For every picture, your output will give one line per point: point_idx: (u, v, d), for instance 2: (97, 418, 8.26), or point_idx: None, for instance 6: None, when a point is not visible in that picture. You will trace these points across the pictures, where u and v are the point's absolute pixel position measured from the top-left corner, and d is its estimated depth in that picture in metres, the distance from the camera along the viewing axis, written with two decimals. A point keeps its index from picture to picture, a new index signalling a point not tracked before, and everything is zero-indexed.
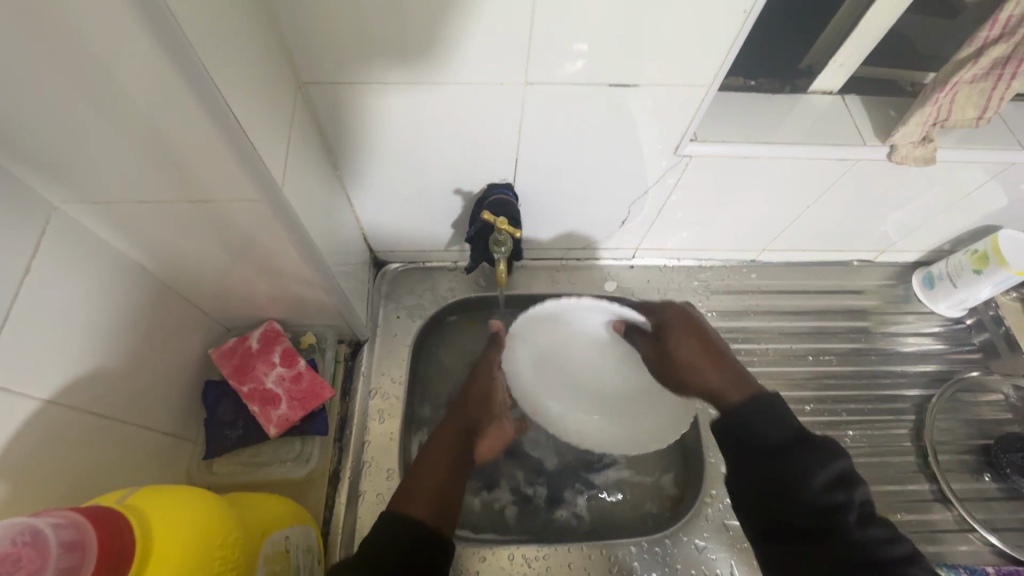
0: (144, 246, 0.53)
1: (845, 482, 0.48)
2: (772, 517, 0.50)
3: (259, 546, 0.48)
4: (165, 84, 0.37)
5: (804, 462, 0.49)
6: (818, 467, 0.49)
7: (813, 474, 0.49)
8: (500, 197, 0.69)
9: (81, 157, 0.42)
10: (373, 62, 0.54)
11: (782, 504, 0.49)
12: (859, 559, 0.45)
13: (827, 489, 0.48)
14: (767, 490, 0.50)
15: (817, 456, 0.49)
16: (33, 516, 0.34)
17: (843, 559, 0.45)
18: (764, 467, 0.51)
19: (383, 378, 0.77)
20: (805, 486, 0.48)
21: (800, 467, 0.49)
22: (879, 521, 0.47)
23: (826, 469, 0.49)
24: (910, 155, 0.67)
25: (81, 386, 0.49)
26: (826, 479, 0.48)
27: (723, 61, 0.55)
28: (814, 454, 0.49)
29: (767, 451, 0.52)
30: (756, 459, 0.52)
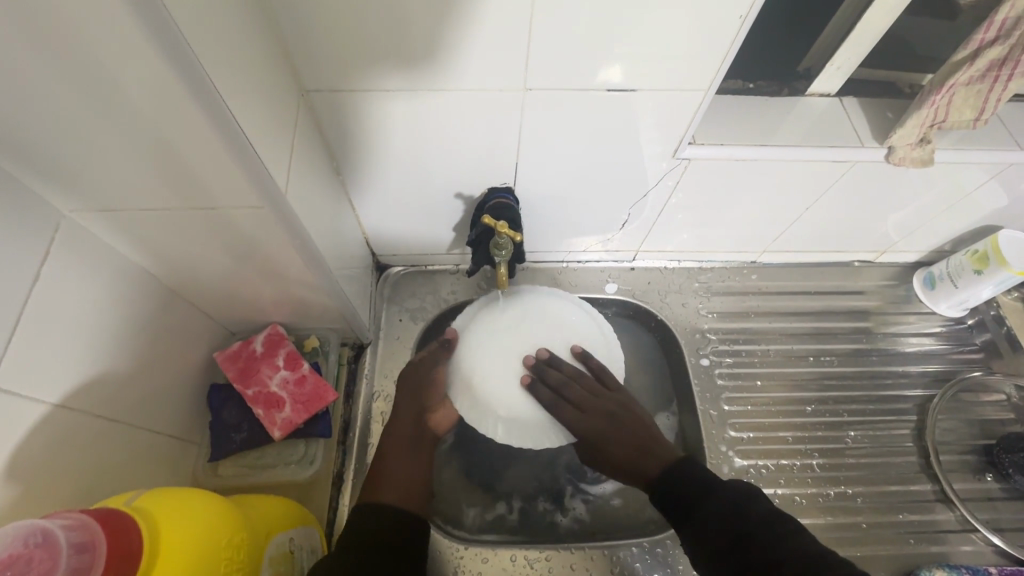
0: (149, 252, 0.54)
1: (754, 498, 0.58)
2: (718, 555, 0.55)
3: (265, 547, 0.49)
4: (170, 95, 0.38)
5: (721, 488, 0.59)
6: (737, 495, 0.58)
7: (742, 508, 0.56)
8: (501, 201, 0.69)
9: (88, 165, 0.43)
10: (373, 69, 0.54)
11: (720, 537, 0.55)
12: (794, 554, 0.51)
13: (754, 516, 0.55)
14: (707, 532, 0.56)
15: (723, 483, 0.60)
16: (44, 518, 0.35)
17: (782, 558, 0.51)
18: (701, 509, 0.58)
19: (386, 381, 0.78)
20: (734, 514, 0.56)
21: (728, 501, 0.57)
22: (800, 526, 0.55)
23: (750, 503, 0.57)
24: (908, 156, 0.67)
25: (88, 389, 0.49)
26: (750, 505, 0.56)
27: (718, 67, 0.56)
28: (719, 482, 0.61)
29: (701, 494, 0.60)
30: (696, 504, 0.59)
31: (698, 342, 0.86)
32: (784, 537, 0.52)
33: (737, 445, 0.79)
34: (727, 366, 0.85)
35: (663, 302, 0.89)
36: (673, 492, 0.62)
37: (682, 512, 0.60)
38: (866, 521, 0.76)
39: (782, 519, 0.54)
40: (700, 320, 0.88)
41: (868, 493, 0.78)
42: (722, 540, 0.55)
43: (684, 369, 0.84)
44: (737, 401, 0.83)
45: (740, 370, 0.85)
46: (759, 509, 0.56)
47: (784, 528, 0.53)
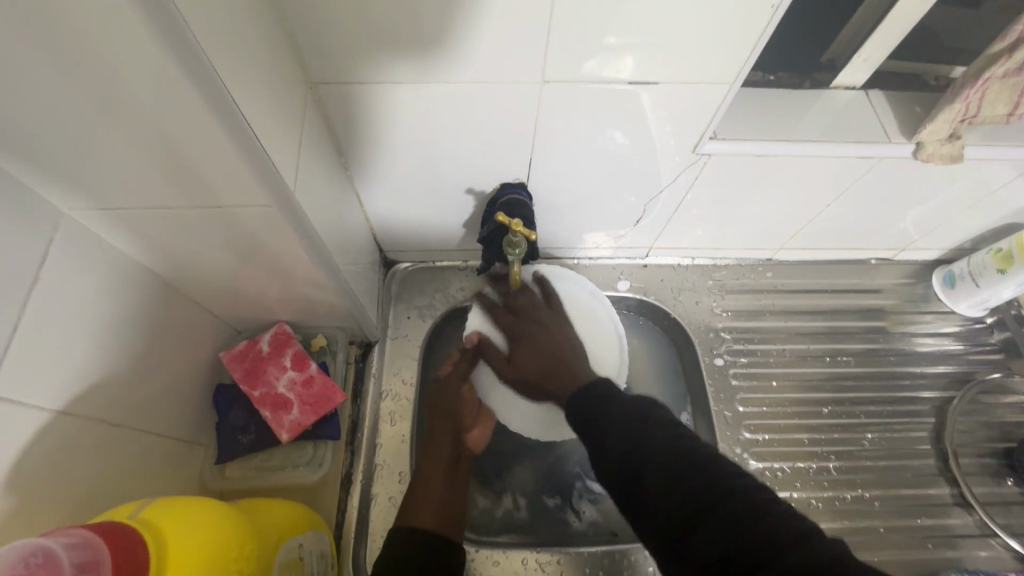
0: (153, 251, 0.52)
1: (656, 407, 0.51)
2: (611, 465, 0.48)
3: (274, 555, 0.48)
4: (176, 92, 0.36)
5: (624, 398, 0.52)
6: (637, 402, 0.51)
7: (648, 417, 0.49)
8: (514, 197, 0.67)
9: (90, 163, 0.41)
10: (381, 59, 0.52)
11: (615, 442, 0.48)
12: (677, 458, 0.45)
13: (653, 424, 0.48)
14: (601, 438, 0.50)
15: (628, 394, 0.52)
16: (45, 536, 0.33)
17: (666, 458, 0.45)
18: (599, 419, 0.51)
19: (394, 380, 0.76)
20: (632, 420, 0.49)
21: (631, 408, 0.50)
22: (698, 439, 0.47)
23: (650, 409, 0.50)
24: (937, 152, 0.65)
25: (93, 394, 0.48)
26: (650, 417, 0.49)
27: (744, 60, 0.54)
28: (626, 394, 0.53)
29: (609, 402, 0.53)
30: (590, 414, 0.53)
31: (712, 341, 0.85)
32: (681, 445, 0.46)
33: (752, 447, 0.78)
34: (741, 366, 0.83)
35: (677, 300, 0.87)
36: (574, 409, 0.55)
37: (579, 422, 0.53)
38: (883, 525, 0.75)
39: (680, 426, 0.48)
40: (714, 318, 0.86)
41: (885, 496, 0.76)
42: (617, 448, 0.48)
43: (698, 369, 0.83)
44: (751, 402, 0.81)
45: (754, 370, 0.83)
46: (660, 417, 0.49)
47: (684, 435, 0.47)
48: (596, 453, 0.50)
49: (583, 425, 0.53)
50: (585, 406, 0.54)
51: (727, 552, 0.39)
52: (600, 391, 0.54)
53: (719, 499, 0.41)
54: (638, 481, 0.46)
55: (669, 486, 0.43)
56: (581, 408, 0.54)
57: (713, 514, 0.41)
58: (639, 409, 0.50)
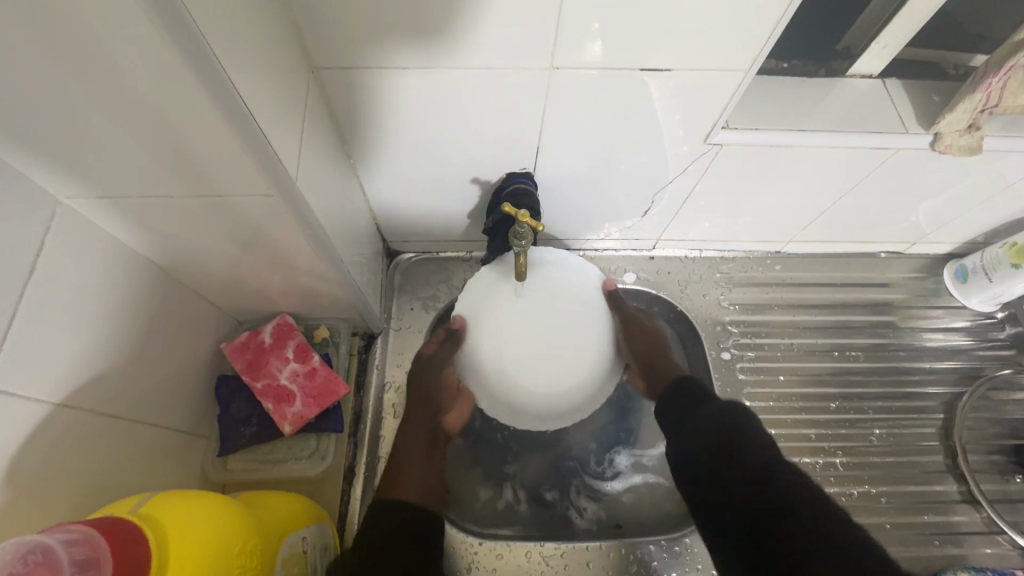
0: (152, 241, 0.51)
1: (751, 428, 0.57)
2: (698, 459, 0.57)
3: (278, 549, 0.47)
4: (175, 79, 0.35)
5: (718, 405, 0.61)
6: (729, 408, 0.60)
7: (736, 430, 0.56)
8: (521, 187, 0.66)
9: (86, 151, 0.40)
10: (387, 46, 0.51)
11: (707, 438, 0.57)
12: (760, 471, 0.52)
13: (748, 440, 0.55)
14: (695, 434, 0.59)
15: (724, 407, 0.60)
16: (43, 533, 0.32)
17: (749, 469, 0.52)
18: (693, 420, 0.61)
19: (397, 371, 0.76)
20: (720, 425, 0.58)
21: (719, 414, 0.59)
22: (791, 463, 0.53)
23: (740, 418, 0.58)
24: (955, 144, 0.63)
25: (92, 386, 0.47)
26: (740, 430, 0.57)
27: (763, 47, 0.52)
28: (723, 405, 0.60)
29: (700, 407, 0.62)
30: (689, 413, 0.62)
31: (719, 335, 0.84)
32: (765, 453, 0.54)
33: None
34: (748, 360, 0.83)
35: (683, 293, 0.86)
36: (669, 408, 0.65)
37: (675, 420, 0.63)
38: (890, 521, 0.74)
39: (764, 437, 0.56)
40: (721, 311, 0.85)
41: (892, 493, 0.76)
42: (704, 448, 0.57)
43: (704, 362, 0.82)
44: (758, 396, 0.80)
45: (761, 365, 0.82)
46: (747, 428, 0.57)
47: (768, 446, 0.55)
48: (685, 447, 0.59)
49: (676, 424, 0.63)
50: (680, 407, 0.64)
51: (794, 549, 0.45)
52: (699, 394, 0.64)
53: (788, 504, 0.48)
54: (719, 478, 0.54)
55: (751, 488, 0.51)
56: (681, 406, 0.64)
57: (782, 515, 0.48)
58: (731, 416, 0.58)
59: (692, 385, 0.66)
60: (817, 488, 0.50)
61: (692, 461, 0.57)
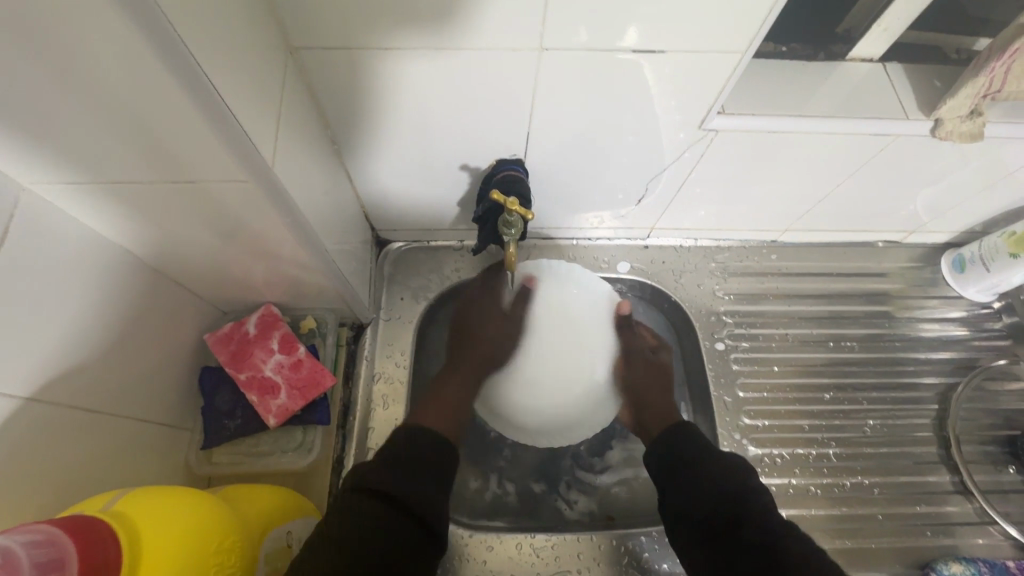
0: (125, 230, 0.49)
1: (754, 491, 0.54)
2: (696, 533, 0.54)
3: (259, 548, 0.46)
4: (138, 59, 0.33)
5: (714, 464, 0.58)
6: (725, 470, 0.57)
7: (740, 494, 0.54)
8: (510, 174, 0.64)
9: (47, 136, 0.38)
10: (370, 26, 0.49)
11: (703, 507, 0.54)
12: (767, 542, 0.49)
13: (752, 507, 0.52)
14: (689, 502, 0.56)
15: (726, 465, 0.57)
16: (3, 536, 0.31)
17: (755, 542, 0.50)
18: (687, 484, 0.57)
19: (386, 362, 0.75)
20: (715, 491, 0.55)
21: (715, 478, 0.56)
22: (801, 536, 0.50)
23: (738, 483, 0.55)
24: (956, 131, 0.62)
25: (66, 379, 0.46)
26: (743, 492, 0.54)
27: (761, 28, 0.50)
28: (725, 463, 0.57)
29: (698, 462, 0.58)
30: (683, 474, 0.58)
31: (713, 325, 0.83)
32: (766, 524, 0.51)
33: (752, 433, 0.77)
34: (743, 350, 0.82)
35: (678, 283, 0.84)
36: (667, 459, 0.61)
37: (671, 478, 0.59)
38: (882, 512, 0.74)
39: (763, 499, 0.54)
40: (716, 301, 0.84)
41: (884, 484, 0.76)
42: (708, 514, 0.54)
43: (697, 352, 0.81)
44: (751, 387, 0.80)
45: (756, 355, 0.81)
46: (746, 492, 0.54)
47: (768, 511, 0.52)
48: (681, 517, 0.56)
49: (668, 488, 0.59)
50: (676, 462, 0.60)
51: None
52: (694, 452, 0.60)
53: None
54: (721, 553, 0.51)
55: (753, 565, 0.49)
56: (672, 470, 0.60)
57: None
58: (729, 478, 0.56)
59: (691, 439, 0.62)
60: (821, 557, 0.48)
61: (688, 535, 0.55)
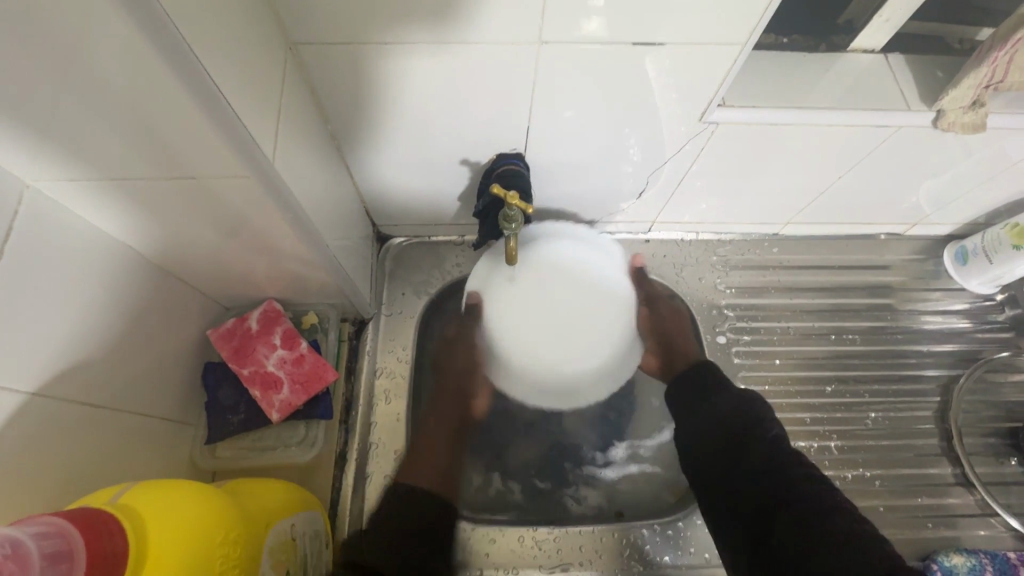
0: (128, 227, 0.50)
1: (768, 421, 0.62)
2: (709, 457, 0.61)
3: (264, 539, 0.47)
4: (137, 56, 0.33)
5: (727, 399, 0.65)
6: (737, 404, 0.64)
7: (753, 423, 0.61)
8: (510, 168, 0.64)
9: (48, 135, 0.38)
10: (370, 21, 0.49)
11: (716, 436, 0.62)
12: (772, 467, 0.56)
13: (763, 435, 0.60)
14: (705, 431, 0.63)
15: (748, 400, 0.64)
16: (13, 528, 0.31)
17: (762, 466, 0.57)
18: (710, 414, 0.64)
19: (388, 357, 0.75)
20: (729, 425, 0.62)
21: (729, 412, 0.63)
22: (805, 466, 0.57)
23: (747, 416, 0.62)
24: (958, 122, 0.61)
25: (71, 376, 0.46)
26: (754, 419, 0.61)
27: (761, 19, 0.50)
28: (746, 397, 0.64)
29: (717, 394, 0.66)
30: (701, 407, 0.66)
31: (714, 318, 0.83)
32: (773, 452, 0.58)
33: None
34: (744, 344, 0.82)
35: (679, 277, 0.84)
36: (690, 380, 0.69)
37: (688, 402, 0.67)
38: (883, 504, 0.74)
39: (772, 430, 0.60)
40: (717, 295, 0.84)
41: (886, 476, 0.76)
42: (724, 437, 0.61)
43: (699, 346, 0.81)
44: (753, 380, 0.80)
45: (757, 349, 0.82)
46: (758, 424, 0.61)
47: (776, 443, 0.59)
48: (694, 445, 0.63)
49: (684, 421, 0.66)
50: (697, 390, 0.68)
51: (800, 546, 0.50)
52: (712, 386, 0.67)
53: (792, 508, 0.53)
54: (729, 475, 0.59)
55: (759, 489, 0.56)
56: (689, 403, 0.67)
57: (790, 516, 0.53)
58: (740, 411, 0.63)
59: (704, 379, 0.68)
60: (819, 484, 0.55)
61: (702, 460, 0.62)
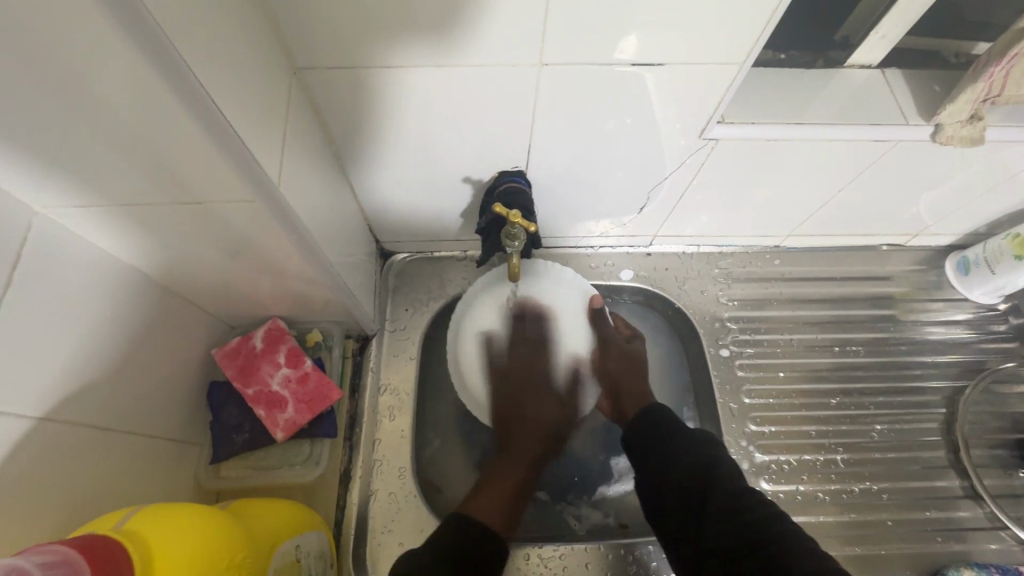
0: (135, 251, 0.50)
1: (735, 485, 0.56)
2: (675, 504, 0.58)
3: (268, 562, 0.46)
4: (145, 84, 0.34)
5: (684, 442, 0.62)
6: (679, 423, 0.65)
7: (714, 470, 0.58)
8: (512, 185, 0.65)
9: (57, 162, 0.39)
10: (375, 48, 0.50)
11: (678, 486, 0.58)
12: (733, 514, 0.53)
13: (727, 488, 0.55)
14: (670, 477, 0.60)
15: (712, 458, 0.59)
16: (18, 556, 0.32)
17: (723, 515, 0.53)
18: (669, 464, 0.61)
19: (393, 374, 0.75)
20: (694, 485, 0.57)
21: (695, 443, 0.61)
22: (783, 518, 0.51)
23: (705, 452, 0.60)
24: (956, 135, 0.62)
25: (77, 399, 0.46)
26: (710, 456, 0.59)
27: (757, 39, 0.51)
28: (696, 441, 0.61)
29: (672, 437, 0.63)
30: (648, 464, 0.63)
31: (717, 331, 0.83)
32: (732, 489, 0.55)
33: (758, 440, 0.77)
34: (748, 356, 0.82)
35: (681, 290, 0.85)
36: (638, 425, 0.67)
37: (645, 451, 0.64)
38: (891, 518, 0.73)
39: (734, 480, 0.56)
40: (719, 308, 0.84)
41: (893, 490, 0.75)
42: (687, 492, 0.57)
43: (702, 359, 0.81)
44: (757, 393, 0.79)
45: (761, 362, 0.81)
46: (724, 487, 0.55)
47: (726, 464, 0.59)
48: (660, 501, 0.59)
49: (644, 466, 0.64)
50: (647, 440, 0.65)
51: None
52: (661, 430, 0.65)
53: (767, 547, 0.49)
54: (701, 532, 0.54)
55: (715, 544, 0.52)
56: (643, 452, 0.65)
57: (749, 552, 0.49)
58: (697, 454, 0.60)
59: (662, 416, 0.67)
60: (779, 518, 0.51)
61: (671, 509, 0.58)
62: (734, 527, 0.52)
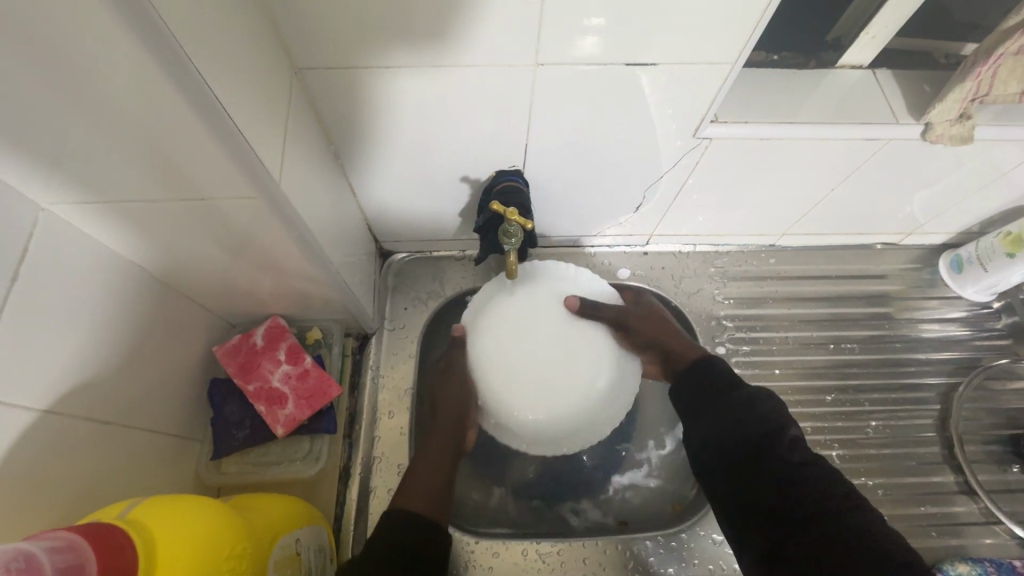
0: (139, 248, 0.51)
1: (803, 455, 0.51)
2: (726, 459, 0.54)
3: (269, 552, 0.47)
4: (149, 80, 0.35)
5: (744, 409, 0.56)
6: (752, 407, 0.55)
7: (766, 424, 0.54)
8: (509, 184, 0.66)
9: (64, 160, 0.40)
10: (374, 45, 0.50)
11: (729, 445, 0.54)
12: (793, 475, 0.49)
13: (780, 448, 0.52)
14: (726, 443, 0.54)
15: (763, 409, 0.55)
16: (27, 541, 0.33)
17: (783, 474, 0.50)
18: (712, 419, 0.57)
19: (391, 372, 0.76)
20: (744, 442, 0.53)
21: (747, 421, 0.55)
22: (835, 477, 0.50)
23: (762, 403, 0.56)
24: (946, 134, 0.63)
25: (82, 393, 0.47)
26: (764, 411, 0.55)
27: (745, 42, 0.52)
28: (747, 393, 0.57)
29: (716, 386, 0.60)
30: (698, 411, 0.59)
31: (713, 329, 0.83)
32: (793, 456, 0.51)
33: None
34: (744, 354, 0.82)
35: (678, 289, 0.86)
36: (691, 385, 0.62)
37: (692, 404, 0.61)
38: (886, 513, 0.74)
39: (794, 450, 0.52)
40: (716, 306, 0.85)
41: (889, 485, 0.76)
42: (735, 449, 0.54)
43: None
44: None
45: (757, 359, 0.82)
46: (786, 450, 0.51)
47: (771, 431, 0.53)
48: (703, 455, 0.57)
49: (701, 431, 0.57)
50: (696, 392, 0.61)
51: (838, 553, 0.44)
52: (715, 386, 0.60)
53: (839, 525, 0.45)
54: (749, 493, 0.51)
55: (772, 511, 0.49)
56: (692, 413, 0.60)
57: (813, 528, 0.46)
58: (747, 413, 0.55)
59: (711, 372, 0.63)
60: (840, 489, 0.49)
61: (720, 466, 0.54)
62: (791, 494, 0.49)
